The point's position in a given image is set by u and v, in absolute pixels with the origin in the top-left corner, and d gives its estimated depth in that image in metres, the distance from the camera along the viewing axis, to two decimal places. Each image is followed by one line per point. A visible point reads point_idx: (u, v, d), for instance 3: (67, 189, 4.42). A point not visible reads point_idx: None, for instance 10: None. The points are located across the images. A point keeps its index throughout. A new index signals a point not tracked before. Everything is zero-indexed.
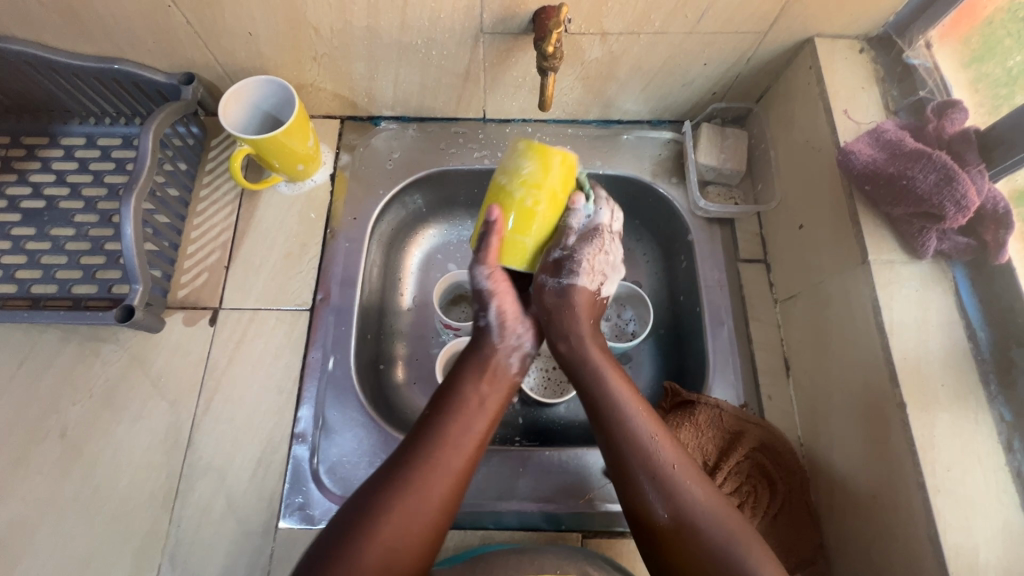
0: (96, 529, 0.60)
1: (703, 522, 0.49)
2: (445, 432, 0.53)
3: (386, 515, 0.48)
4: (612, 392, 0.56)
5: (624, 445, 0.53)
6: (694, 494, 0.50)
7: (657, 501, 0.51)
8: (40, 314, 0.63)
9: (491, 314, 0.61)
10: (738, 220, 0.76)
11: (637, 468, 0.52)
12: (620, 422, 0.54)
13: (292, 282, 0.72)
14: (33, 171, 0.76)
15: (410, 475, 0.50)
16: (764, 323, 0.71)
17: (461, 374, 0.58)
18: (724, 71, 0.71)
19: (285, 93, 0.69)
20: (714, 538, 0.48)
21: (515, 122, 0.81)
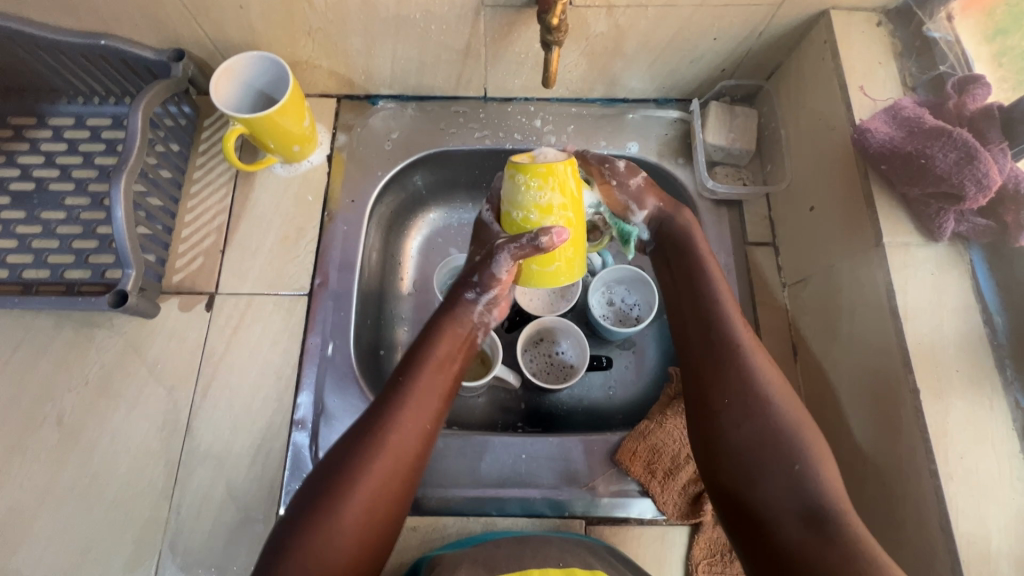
0: (95, 516, 0.59)
1: (768, 433, 0.49)
2: (411, 389, 0.52)
3: (362, 472, 0.47)
4: (717, 298, 0.56)
5: (721, 340, 0.54)
6: (775, 401, 0.50)
7: (739, 402, 0.50)
8: (32, 300, 0.62)
9: (486, 296, 0.60)
10: (746, 202, 0.74)
11: (722, 353, 0.53)
12: (728, 336, 0.54)
13: (289, 266, 0.70)
14: (21, 152, 0.74)
15: (382, 432, 0.50)
16: (772, 307, 0.70)
17: (430, 334, 0.57)
18: (735, 46, 0.69)
19: (279, 69, 0.66)
20: (780, 445, 0.48)
21: (517, 101, 0.79)
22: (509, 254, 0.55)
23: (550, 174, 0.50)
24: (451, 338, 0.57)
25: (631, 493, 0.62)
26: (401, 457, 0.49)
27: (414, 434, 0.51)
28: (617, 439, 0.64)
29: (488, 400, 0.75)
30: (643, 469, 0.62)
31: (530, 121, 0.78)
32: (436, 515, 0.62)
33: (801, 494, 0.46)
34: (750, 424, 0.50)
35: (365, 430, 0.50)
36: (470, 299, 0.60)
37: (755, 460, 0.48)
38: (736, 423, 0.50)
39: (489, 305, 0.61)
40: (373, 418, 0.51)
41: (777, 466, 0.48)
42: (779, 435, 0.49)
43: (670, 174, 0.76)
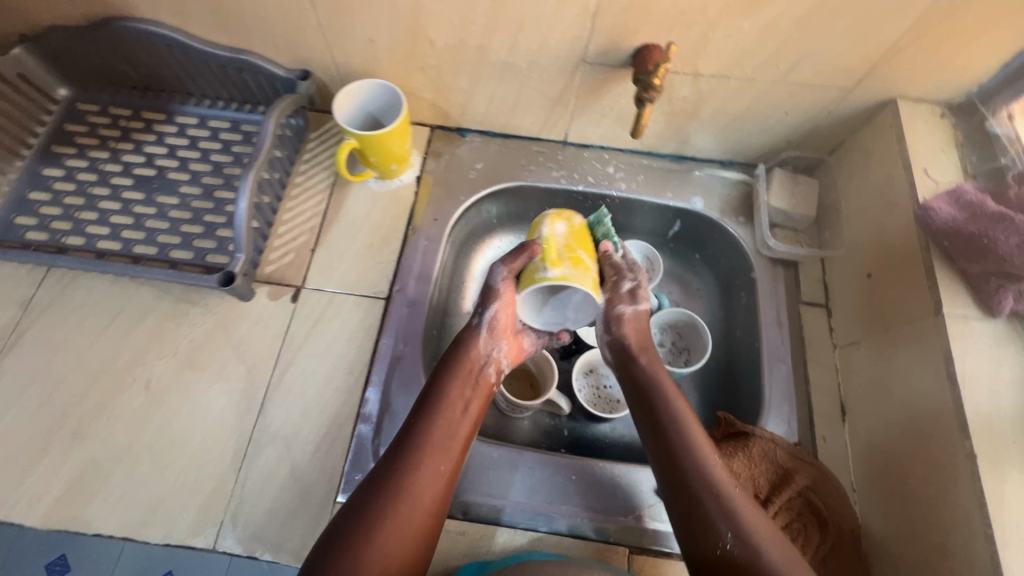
0: (166, 479, 0.63)
1: (759, 540, 0.51)
2: (427, 436, 0.57)
3: (379, 521, 0.51)
4: (674, 409, 0.60)
5: (686, 459, 0.56)
6: (761, 534, 0.51)
7: (727, 528, 0.52)
8: (153, 270, 0.68)
9: (486, 315, 0.65)
10: (802, 264, 0.78)
11: (696, 480, 0.55)
12: (688, 452, 0.57)
13: (371, 272, 0.76)
14: (147, 143, 0.83)
15: (404, 474, 0.54)
16: (822, 366, 0.72)
17: (439, 381, 0.61)
18: (804, 122, 0.75)
19: (394, 97, 0.74)
20: (768, 562, 0.50)
21: (593, 148, 0.86)
22: (503, 267, 0.64)
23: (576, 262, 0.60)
24: (461, 382, 0.61)
25: None
26: (421, 498, 0.54)
27: (431, 478, 0.55)
28: None
29: (532, 423, 0.79)
30: None
31: (604, 167, 0.85)
32: (486, 524, 0.63)
33: None
34: (746, 555, 0.50)
35: (391, 473, 0.54)
36: (473, 328, 0.65)
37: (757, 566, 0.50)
38: (731, 556, 0.51)
39: (490, 325, 0.65)
40: (398, 463, 0.55)
41: None
42: (772, 561, 0.50)
43: (730, 231, 0.81)
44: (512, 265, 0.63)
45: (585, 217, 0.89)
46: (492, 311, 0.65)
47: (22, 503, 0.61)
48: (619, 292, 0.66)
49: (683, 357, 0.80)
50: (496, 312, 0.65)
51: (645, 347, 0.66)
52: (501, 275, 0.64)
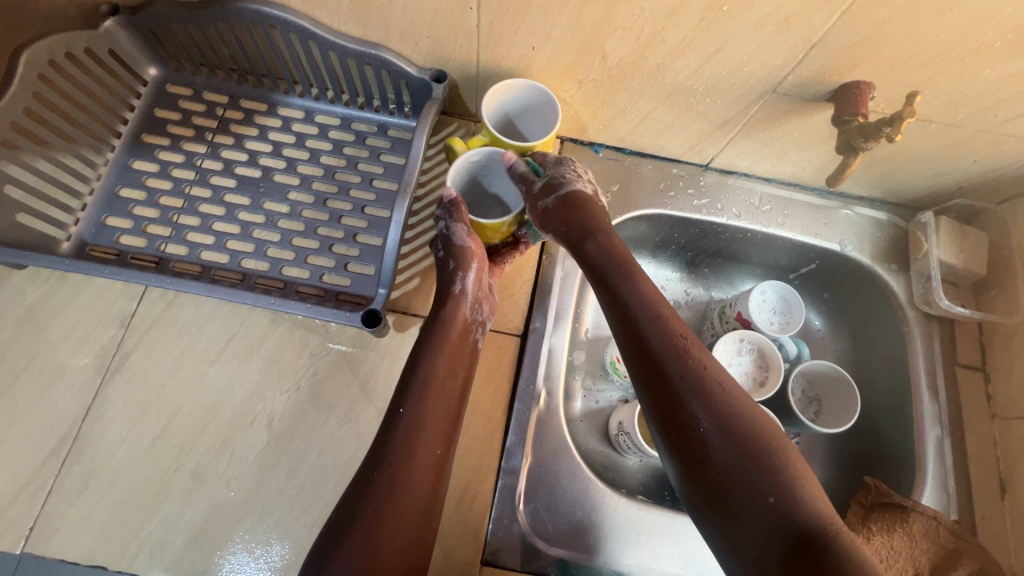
0: (300, 531, 0.58)
1: (739, 439, 0.46)
2: (418, 422, 0.52)
3: (381, 511, 0.47)
4: (646, 300, 0.54)
5: (662, 353, 0.50)
6: (732, 408, 0.47)
7: (700, 407, 0.47)
8: (290, 304, 0.61)
9: (469, 279, 0.61)
10: (958, 322, 0.73)
11: (676, 377, 0.49)
12: (666, 345, 0.51)
13: (504, 304, 0.69)
14: (249, 137, 0.74)
15: (402, 463, 0.49)
16: (980, 437, 0.68)
17: (426, 349, 0.57)
18: (987, 171, 0.68)
19: (542, 100, 0.66)
20: (758, 464, 0.44)
21: (737, 175, 0.78)
22: (457, 225, 0.61)
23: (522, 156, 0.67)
24: (446, 347, 0.58)
25: None
26: (420, 483, 0.49)
27: (429, 462, 0.51)
28: None
29: (643, 465, 0.78)
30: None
31: (749, 198, 0.78)
32: None
33: (786, 521, 0.42)
34: (722, 440, 0.46)
35: (382, 465, 0.49)
36: (458, 292, 0.61)
37: (739, 470, 0.44)
38: (709, 440, 0.46)
39: (478, 289, 0.62)
40: (389, 453, 0.50)
41: (754, 492, 0.43)
42: (749, 434, 0.46)
43: (881, 279, 0.76)
44: (465, 219, 0.62)
45: (716, 246, 0.82)
46: (470, 272, 0.61)
47: (145, 552, 0.56)
48: (560, 178, 0.62)
49: (812, 410, 0.77)
50: (475, 273, 0.62)
51: (603, 214, 0.62)
52: (463, 235, 0.62)
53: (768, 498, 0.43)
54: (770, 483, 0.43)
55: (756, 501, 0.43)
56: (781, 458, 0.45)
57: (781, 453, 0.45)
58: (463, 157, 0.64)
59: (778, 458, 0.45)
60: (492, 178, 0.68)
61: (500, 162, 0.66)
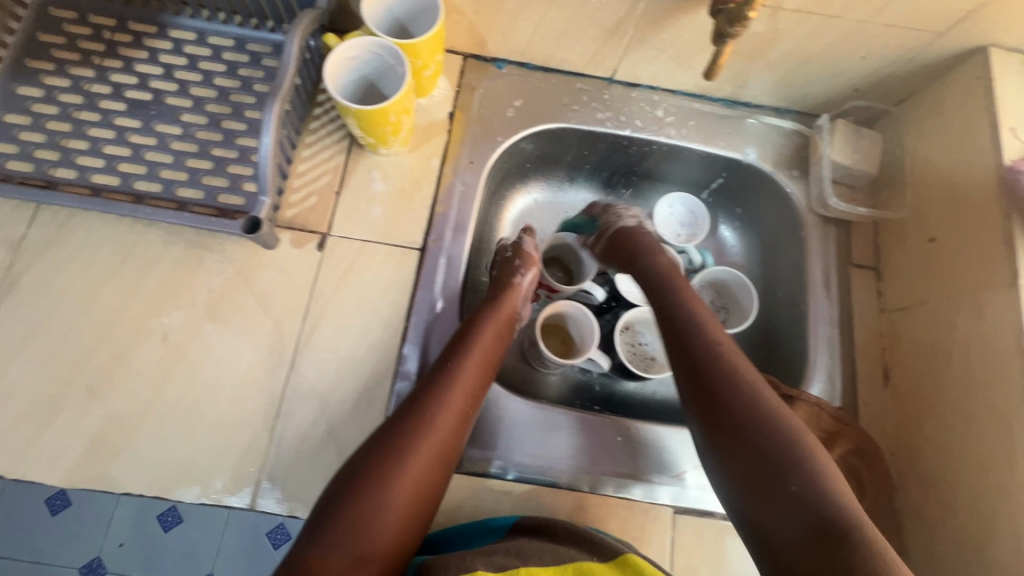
0: (197, 437, 0.59)
1: (773, 428, 0.50)
2: (456, 376, 0.57)
3: (402, 455, 0.51)
4: (699, 315, 0.62)
5: (704, 354, 0.57)
6: (773, 407, 0.51)
7: (734, 398, 0.53)
8: (166, 212, 0.59)
9: (529, 276, 0.70)
10: (854, 224, 0.75)
11: (716, 373, 0.55)
12: (709, 349, 0.58)
13: (402, 219, 0.69)
14: (139, 60, 0.72)
15: (413, 434, 0.53)
16: (868, 330, 0.71)
17: (474, 325, 0.63)
18: (878, 68, 0.69)
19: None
20: (785, 452, 0.48)
21: (641, 88, 0.78)
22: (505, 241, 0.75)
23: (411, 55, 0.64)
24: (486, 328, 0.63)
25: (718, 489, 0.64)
26: (436, 432, 0.53)
27: (452, 415, 0.55)
28: None
29: (561, 378, 0.79)
30: None
31: (653, 110, 0.78)
32: (531, 485, 0.62)
33: (807, 507, 0.45)
34: (754, 428, 0.50)
35: (389, 434, 0.53)
36: (518, 283, 0.69)
37: (772, 456, 0.48)
38: (744, 430, 0.51)
39: (532, 285, 0.70)
40: (399, 423, 0.53)
41: (780, 480, 0.47)
42: (780, 424, 0.50)
43: (783, 185, 0.77)
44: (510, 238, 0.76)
45: (626, 163, 0.83)
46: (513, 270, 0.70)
47: (43, 460, 0.57)
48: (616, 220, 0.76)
49: (719, 318, 0.79)
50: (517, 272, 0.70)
51: (651, 239, 0.73)
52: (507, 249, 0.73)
53: (790, 487, 0.46)
54: (795, 471, 0.47)
55: (780, 486, 0.47)
56: (817, 453, 0.48)
57: (811, 445, 0.49)
58: (337, 52, 0.60)
59: (809, 448, 0.48)
60: (382, 75, 0.64)
61: (382, 55, 0.62)
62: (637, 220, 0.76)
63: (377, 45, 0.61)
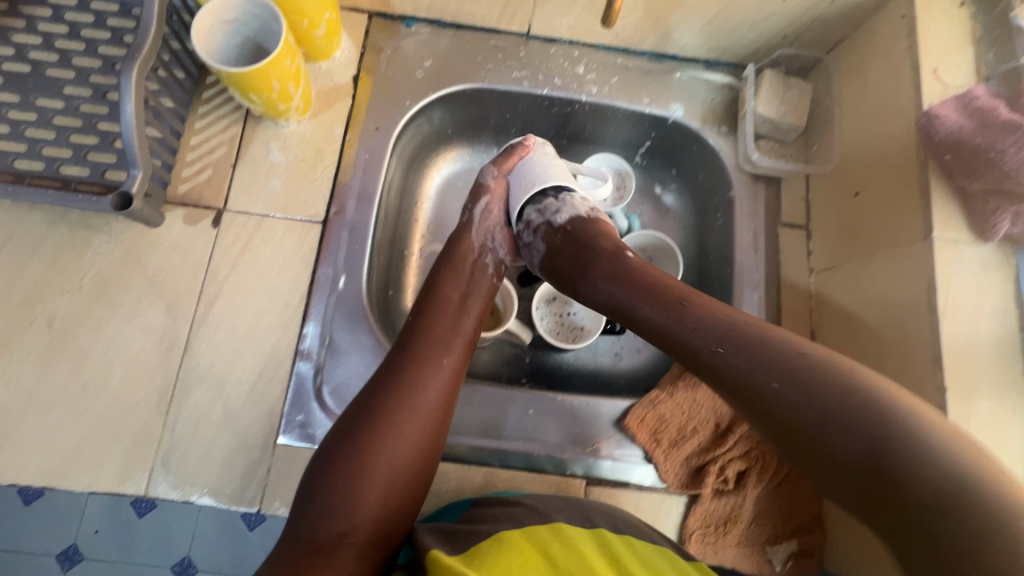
0: (87, 424, 0.57)
1: (805, 384, 0.38)
2: (409, 371, 0.53)
3: (359, 471, 0.48)
4: (645, 284, 0.51)
5: (669, 325, 0.46)
6: (782, 348, 0.40)
7: (739, 359, 0.41)
8: (29, 191, 0.56)
9: (478, 207, 0.65)
10: (785, 180, 0.71)
11: (698, 342, 0.44)
12: (673, 315, 0.47)
13: (303, 191, 0.66)
14: (15, 30, 0.67)
15: (384, 401, 0.51)
16: (795, 292, 0.68)
17: (431, 312, 0.58)
18: (803, 11, 0.64)
19: None
20: (844, 403, 0.36)
21: (561, 43, 0.74)
22: (490, 167, 0.67)
23: (294, 10, 0.59)
24: (459, 281, 0.61)
25: (633, 458, 0.62)
26: (401, 444, 0.50)
27: (417, 423, 0.51)
28: (627, 404, 0.63)
29: (493, 353, 0.75)
30: (649, 437, 0.62)
31: (573, 66, 0.73)
32: None
33: (875, 443, 0.34)
34: (780, 385, 0.39)
35: (363, 405, 0.52)
36: (465, 227, 0.65)
37: (816, 427, 0.36)
38: (769, 385, 0.39)
39: (484, 215, 0.65)
40: (372, 392, 0.52)
41: (855, 434, 0.34)
42: (806, 372, 0.38)
43: (711, 142, 0.73)
44: (502, 165, 0.67)
45: (551, 125, 0.78)
46: (484, 205, 0.66)
47: None
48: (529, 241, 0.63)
49: None
50: (487, 205, 0.66)
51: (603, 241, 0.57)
52: (490, 173, 0.66)
53: (870, 460, 0.34)
54: (864, 426, 0.34)
55: (838, 455, 0.35)
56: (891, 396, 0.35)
57: (853, 369, 0.37)
58: (209, 9, 0.56)
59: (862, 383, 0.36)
60: (262, 33, 0.60)
61: (259, 10, 0.58)
62: (544, 232, 0.61)
63: (250, 2, 0.57)
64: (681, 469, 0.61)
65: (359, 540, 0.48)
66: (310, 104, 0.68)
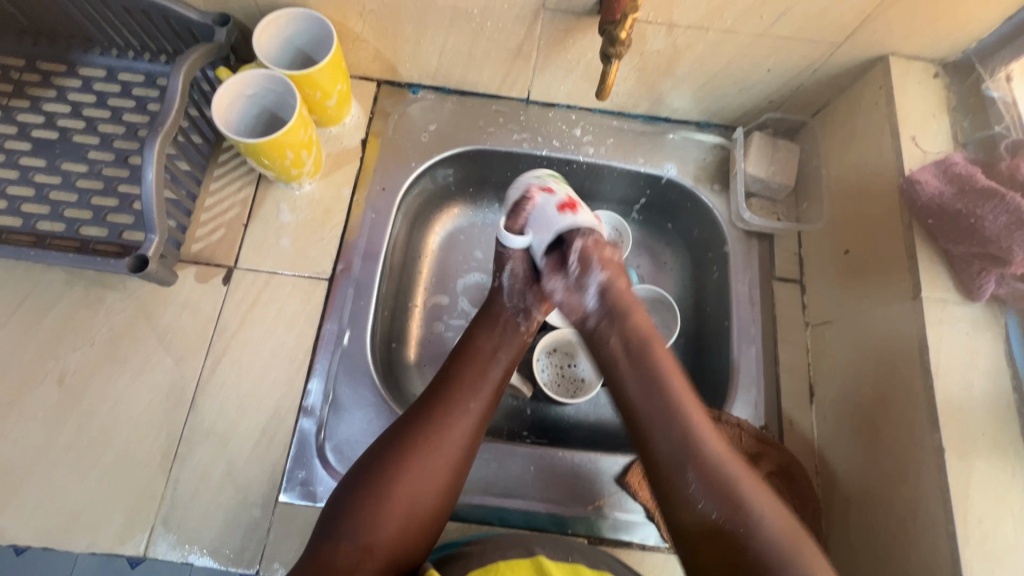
0: (90, 482, 0.57)
1: (735, 495, 0.48)
2: (440, 413, 0.55)
3: (382, 500, 0.51)
4: (641, 362, 0.57)
5: (640, 405, 0.54)
6: (716, 454, 0.50)
7: (692, 473, 0.49)
8: (48, 253, 0.59)
9: (505, 275, 0.66)
10: (778, 236, 0.74)
11: (671, 434, 0.52)
12: (646, 393, 0.55)
13: (311, 249, 0.68)
14: (46, 99, 0.71)
15: (415, 437, 0.54)
16: (792, 346, 0.69)
17: (464, 358, 0.60)
18: (787, 80, 0.68)
19: (325, 31, 0.64)
20: (769, 553, 0.45)
21: (559, 107, 0.78)
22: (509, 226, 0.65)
23: (308, 84, 0.63)
24: (494, 331, 0.63)
25: (635, 517, 0.61)
26: (423, 480, 0.52)
27: (441, 463, 0.53)
28: (628, 460, 0.63)
29: (493, 406, 0.76)
30: (650, 494, 0.61)
31: (570, 129, 0.77)
32: None
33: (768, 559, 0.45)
34: (707, 496, 0.48)
35: (394, 439, 0.54)
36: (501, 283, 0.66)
37: (739, 535, 0.46)
38: (686, 479, 0.49)
39: (512, 282, 0.66)
40: (403, 426, 0.55)
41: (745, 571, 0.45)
42: (731, 491, 0.48)
43: (704, 200, 0.75)
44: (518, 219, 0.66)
45: None
46: (509, 270, 0.66)
47: None
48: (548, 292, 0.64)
49: None
50: (513, 269, 0.66)
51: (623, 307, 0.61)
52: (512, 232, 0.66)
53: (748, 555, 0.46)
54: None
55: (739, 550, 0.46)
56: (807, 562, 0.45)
57: (779, 514, 0.47)
58: (230, 84, 0.61)
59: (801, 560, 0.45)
60: (278, 104, 0.64)
61: (276, 84, 0.62)
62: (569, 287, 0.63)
63: (268, 77, 0.61)
64: None
65: (374, 567, 0.49)
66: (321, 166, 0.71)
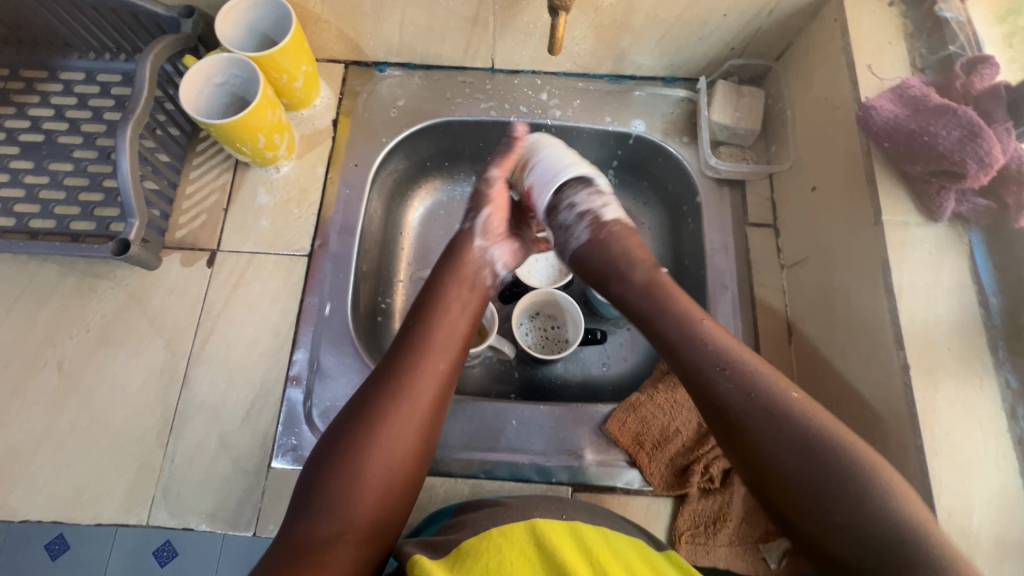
0: (94, 458, 0.60)
1: (816, 455, 0.43)
2: (401, 374, 0.53)
3: (356, 470, 0.49)
4: (690, 316, 0.52)
5: (709, 378, 0.48)
6: (787, 407, 0.45)
7: (767, 435, 0.44)
8: (39, 245, 0.62)
9: (481, 224, 0.66)
10: (749, 182, 0.74)
11: (739, 402, 0.46)
12: (698, 345, 0.50)
13: (290, 228, 0.71)
14: (31, 105, 0.74)
15: (381, 403, 0.52)
16: (768, 289, 0.69)
17: (425, 316, 0.58)
18: (745, 24, 0.68)
19: (282, 12, 0.66)
20: (833, 470, 0.42)
21: (524, 74, 0.79)
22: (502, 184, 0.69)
23: (273, 66, 0.65)
24: (456, 290, 0.60)
25: (618, 463, 0.62)
26: (396, 445, 0.51)
27: (410, 426, 0.52)
28: (607, 410, 0.65)
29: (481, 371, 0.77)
30: (631, 440, 0.62)
31: (536, 94, 0.78)
32: None
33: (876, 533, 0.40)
34: (789, 453, 0.43)
35: (359, 405, 0.52)
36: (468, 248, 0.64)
37: (818, 491, 0.42)
38: (755, 441, 0.45)
39: (489, 232, 0.66)
40: (370, 392, 0.53)
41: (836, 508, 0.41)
42: (809, 459, 0.43)
43: (674, 153, 0.76)
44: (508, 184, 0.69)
45: None
46: (483, 219, 0.66)
47: None
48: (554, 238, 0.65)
49: None
50: (488, 218, 0.66)
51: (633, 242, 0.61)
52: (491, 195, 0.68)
53: (836, 516, 0.41)
54: (851, 499, 0.41)
55: (831, 522, 0.41)
56: (899, 503, 0.40)
57: (849, 445, 0.43)
58: (194, 71, 0.63)
59: (871, 472, 0.42)
60: (246, 87, 0.66)
61: (238, 67, 0.64)
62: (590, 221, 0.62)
63: (231, 61, 0.63)
64: (665, 470, 0.61)
65: (355, 542, 0.48)
66: (295, 147, 0.73)
